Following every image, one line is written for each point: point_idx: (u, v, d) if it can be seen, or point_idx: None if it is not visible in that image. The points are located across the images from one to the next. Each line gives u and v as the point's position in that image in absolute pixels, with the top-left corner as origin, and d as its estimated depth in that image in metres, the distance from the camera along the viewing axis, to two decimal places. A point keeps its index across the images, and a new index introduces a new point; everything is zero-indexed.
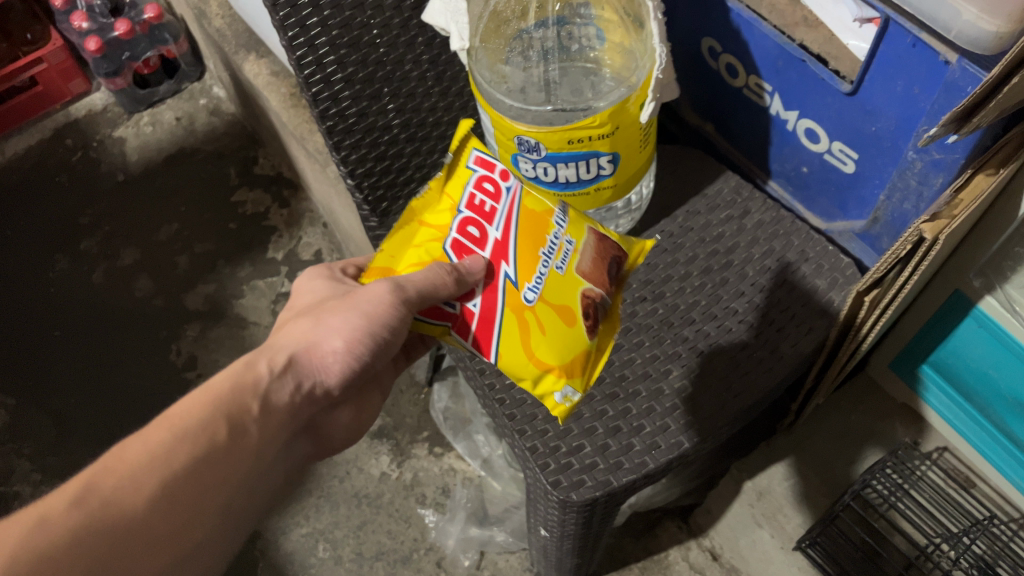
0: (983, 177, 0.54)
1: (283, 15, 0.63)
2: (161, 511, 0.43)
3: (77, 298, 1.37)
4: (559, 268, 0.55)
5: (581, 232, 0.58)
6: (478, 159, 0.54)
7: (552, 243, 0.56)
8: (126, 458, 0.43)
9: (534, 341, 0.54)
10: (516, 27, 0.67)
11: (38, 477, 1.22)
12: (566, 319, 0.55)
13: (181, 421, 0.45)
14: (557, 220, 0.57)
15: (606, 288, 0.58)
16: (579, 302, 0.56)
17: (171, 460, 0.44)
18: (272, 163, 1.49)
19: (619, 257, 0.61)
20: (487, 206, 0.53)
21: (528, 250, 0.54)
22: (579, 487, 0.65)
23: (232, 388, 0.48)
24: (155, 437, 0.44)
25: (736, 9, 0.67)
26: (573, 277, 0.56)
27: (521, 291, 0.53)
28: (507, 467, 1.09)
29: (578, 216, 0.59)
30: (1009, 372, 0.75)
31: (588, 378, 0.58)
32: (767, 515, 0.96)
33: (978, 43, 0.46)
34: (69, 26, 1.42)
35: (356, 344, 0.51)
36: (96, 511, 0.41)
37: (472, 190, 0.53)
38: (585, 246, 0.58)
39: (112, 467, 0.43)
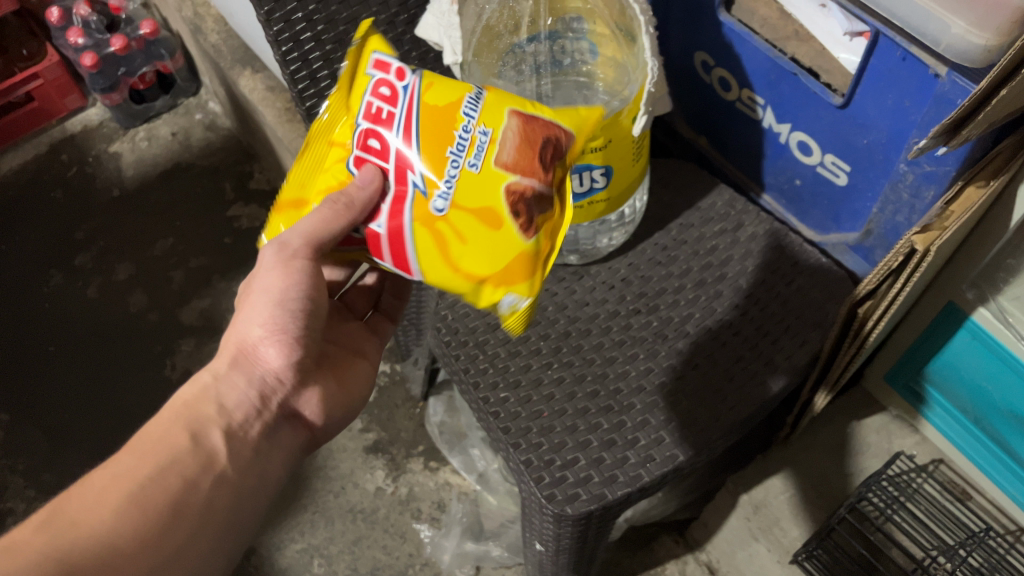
0: (974, 189, 0.54)
1: (276, 30, 0.63)
2: (132, 519, 0.46)
3: (71, 313, 1.37)
4: (473, 165, 0.51)
5: (499, 120, 0.52)
6: (376, 63, 0.52)
7: (461, 138, 0.51)
8: (89, 481, 0.47)
9: (457, 251, 0.51)
10: (508, 41, 0.67)
11: (31, 493, 1.21)
12: (491, 221, 0.51)
13: (142, 442, 0.49)
14: (465, 112, 0.52)
15: (539, 176, 0.52)
16: (504, 201, 0.51)
17: (135, 473, 0.47)
18: (267, 177, 1.49)
19: (553, 136, 0.54)
20: (384, 112, 0.51)
21: (433, 150, 0.50)
22: (575, 501, 0.65)
23: (188, 403, 0.53)
24: (116, 459, 0.48)
25: (728, 23, 0.67)
26: (494, 172, 0.51)
27: (430, 200, 0.50)
28: (503, 482, 1.09)
29: (496, 103, 0.53)
30: (1003, 385, 0.75)
31: (534, 280, 0.54)
32: (763, 529, 0.95)
33: (967, 56, 0.46)
34: (65, 42, 1.43)
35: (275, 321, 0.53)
36: (63, 527, 0.44)
37: (369, 98, 0.51)
38: (505, 134, 0.52)
39: (77, 491, 0.46)
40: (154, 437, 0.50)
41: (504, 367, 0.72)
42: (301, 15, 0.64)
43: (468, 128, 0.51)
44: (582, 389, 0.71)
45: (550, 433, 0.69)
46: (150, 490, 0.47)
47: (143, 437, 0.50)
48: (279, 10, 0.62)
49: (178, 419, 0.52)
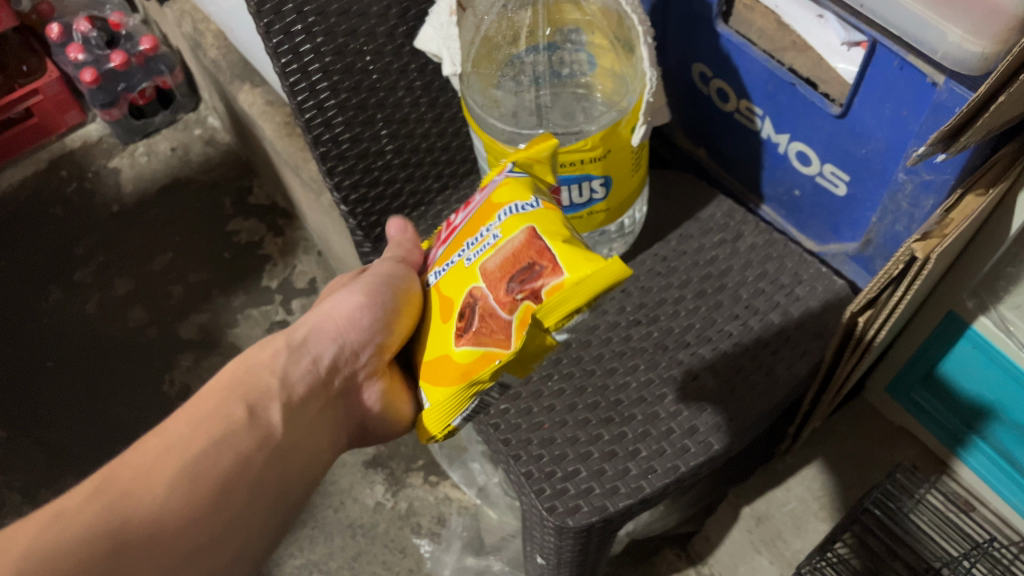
0: (973, 197, 0.54)
1: (276, 42, 0.64)
2: (182, 493, 0.46)
3: (70, 328, 1.37)
4: (466, 260, 0.52)
5: (514, 231, 0.49)
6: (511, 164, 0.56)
7: (481, 234, 0.52)
8: (142, 451, 0.47)
9: (433, 323, 0.55)
10: (507, 52, 0.67)
11: (28, 509, 1.20)
12: (448, 311, 0.52)
13: (196, 412, 0.50)
14: (499, 214, 0.51)
15: (493, 297, 0.48)
16: (463, 300, 0.51)
17: (187, 447, 0.47)
18: (267, 193, 1.49)
19: (541, 267, 0.48)
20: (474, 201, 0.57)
21: (465, 234, 0.54)
22: (575, 513, 0.65)
23: (245, 375, 0.53)
24: (170, 429, 0.48)
25: (727, 34, 0.67)
26: (472, 272, 0.51)
27: (441, 268, 0.56)
28: (504, 497, 1.05)
29: (531, 214, 0.50)
30: (1004, 395, 0.75)
31: (451, 392, 0.50)
32: (766, 541, 0.94)
33: (965, 64, 0.46)
34: (65, 58, 1.43)
35: (375, 293, 0.56)
36: (115, 499, 0.44)
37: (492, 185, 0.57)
38: (506, 245, 0.49)
39: (128, 462, 0.46)
40: (210, 408, 0.50)
41: None
42: (300, 26, 0.65)
43: (492, 227, 0.51)
44: (583, 400, 0.70)
45: (550, 445, 0.68)
46: (202, 462, 0.47)
47: (199, 408, 0.50)
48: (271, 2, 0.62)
49: (236, 395, 0.52)
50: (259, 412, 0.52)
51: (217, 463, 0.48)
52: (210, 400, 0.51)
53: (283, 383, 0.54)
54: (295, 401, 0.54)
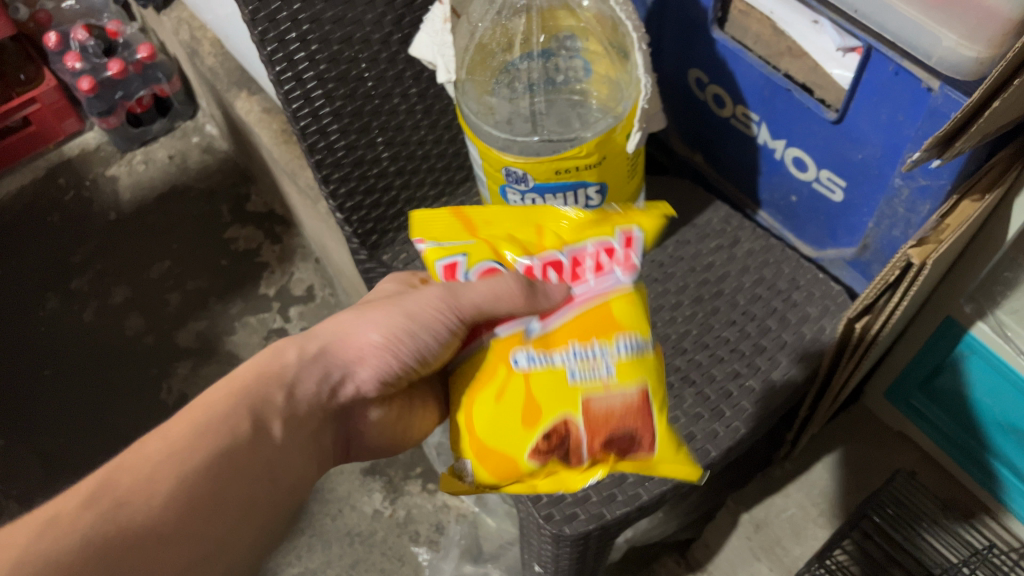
0: (969, 203, 0.54)
1: (270, 50, 0.64)
2: (176, 510, 0.43)
3: (67, 336, 1.37)
4: (567, 372, 0.49)
5: (633, 382, 0.49)
6: (625, 233, 0.54)
7: (592, 351, 0.49)
8: (144, 453, 0.44)
9: (492, 402, 0.51)
10: (502, 59, 0.68)
11: (24, 518, 1.20)
12: (527, 416, 0.49)
13: (203, 418, 0.46)
14: (619, 343, 0.49)
15: (587, 445, 0.48)
16: (552, 420, 0.48)
17: (187, 459, 0.44)
18: (264, 200, 1.49)
19: (636, 433, 0.48)
20: (581, 270, 0.53)
21: (569, 333, 0.51)
22: (573, 521, 0.64)
23: (257, 382, 0.49)
24: (174, 432, 0.45)
25: (721, 41, 0.68)
26: (571, 395, 0.49)
27: (522, 348, 0.51)
28: (501, 504, 1.07)
29: (646, 365, 0.49)
30: (1001, 399, 0.74)
31: (495, 482, 0.51)
32: (765, 548, 0.94)
33: (959, 68, 0.46)
34: (62, 66, 1.43)
35: (393, 335, 0.52)
36: (110, 507, 0.41)
37: (591, 246, 0.54)
38: (619, 392, 0.48)
39: (129, 465, 0.43)
40: (220, 419, 0.47)
41: None
42: (294, 34, 0.64)
43: (605, 352, 0.49)
44: None
45: None
46: (200, 479, 0.44)
47: (209, 414, 0.46)
48: (263, 9, 0.61)
49: (247, 407, 0.48)
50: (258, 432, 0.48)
51: (219, 486, 0.45)
52: (220, 405, 0.47)
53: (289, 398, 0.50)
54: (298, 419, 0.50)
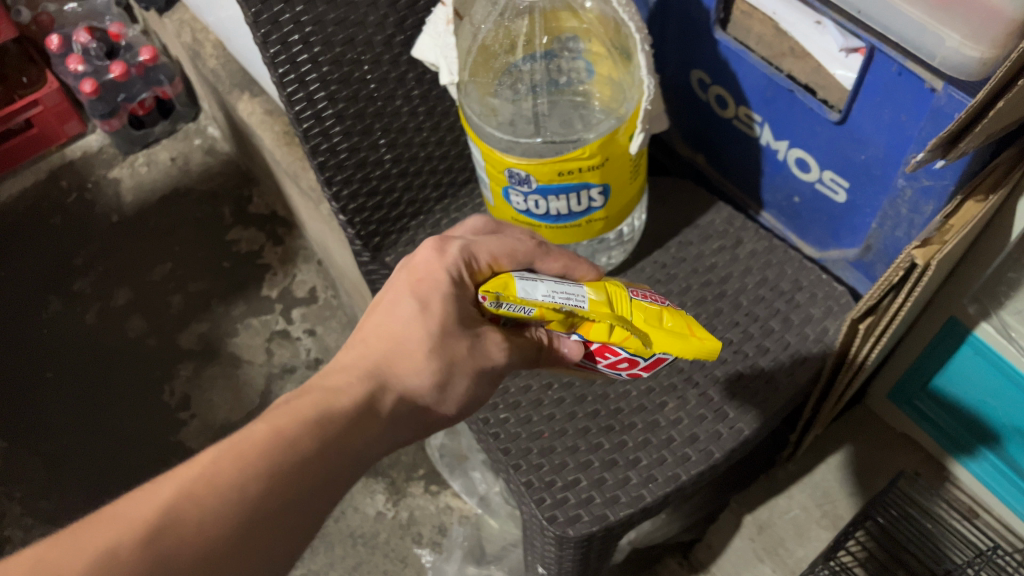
0: (973, 203, 0.54)
1: (273, 52, 0.64)
2: (236, 555, 0.40)
3: (69, 338, 1.37)
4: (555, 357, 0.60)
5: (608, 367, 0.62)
6: (654, 358, 0.55)
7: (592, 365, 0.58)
8: (218, 484, 0.40)
9: None
10: (505, 60, 0.67)
11: (28, 520, 1.20)
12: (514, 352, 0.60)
13: (281, 459, 0.42)
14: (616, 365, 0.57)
15: None
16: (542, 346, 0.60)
17: (260, 501, 0.41)
18: (266, 202, 1.49)
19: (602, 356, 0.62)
20: (607, 360, 0.56)
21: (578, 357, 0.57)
22: (576, 523, 0.64)
23: (345, 432, 0.46)
24: (253, 466, 0.42)
25: (725, 41, 0.67)
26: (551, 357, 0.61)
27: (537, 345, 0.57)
28: (505, 504, 1.06)
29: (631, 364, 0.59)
30: (1006, 400, 0.74)
31: None
32: (768, 549, 0.94)
33: (962, 69, 0.46)
34: (64, 69, 1.44)
35: (464, 399, 0.52)
36: (173, 545, 0.38)
37: (622, 357, 0.55)
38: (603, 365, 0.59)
39: (200, 496, 0.40)
40: (308, 465, 0.43)
41: (504, 388, 0.72)
42: (297, 36, 0.64)
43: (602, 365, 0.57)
44: (583, 409, 0.70)
45: (550, 454, 0.68)
46: (273, 526, 0.41)
47: (295, 455, 0.43)
48: (267, 11, 0.62)
49: (337, 464, 0.45)
50: (334, 479, 0.44)
51: (291, 534, 0.42)
52: (309, 450, 0.44)
53: (367, 444, 0.47)
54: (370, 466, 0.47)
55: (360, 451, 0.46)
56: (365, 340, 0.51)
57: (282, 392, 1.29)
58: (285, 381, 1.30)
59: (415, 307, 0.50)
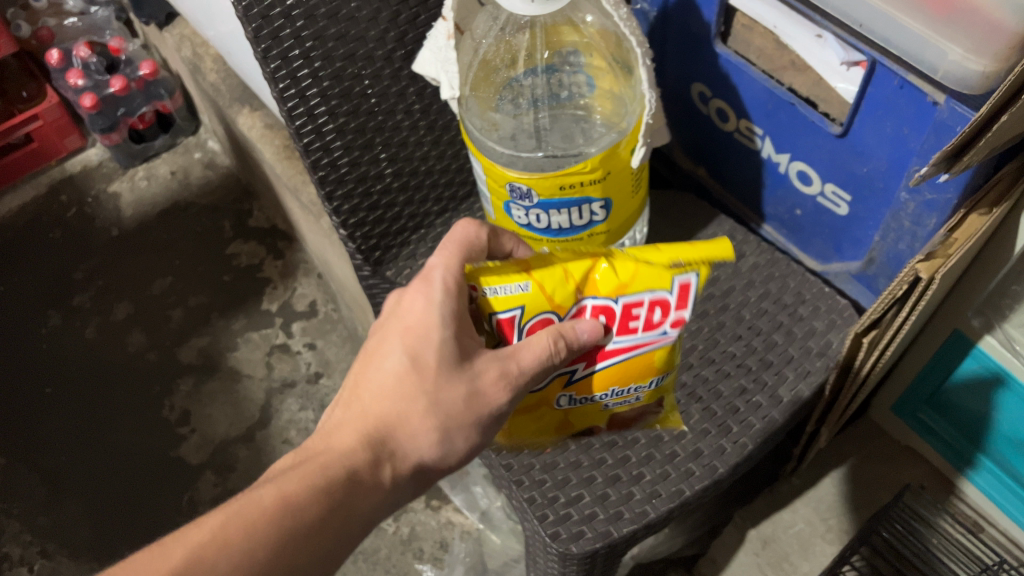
0: (977, 217, 0.53)
1: (273, 67, 0.64)
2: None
3: (69, 354, 1.36)
4: (604, 403, 0.60)
5: (665, 369, 0.58)
6: (679, 284, 0.54)
7: (626, 390, 0.59)
8: (229, 549, 0.44)
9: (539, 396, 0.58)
10: (505, 75, 0.68)
11: (27, 537, 1.19)
12: (559, 424, 0.63)
13: (287, 517, 0.46)
14: (649, 380, 0.58)
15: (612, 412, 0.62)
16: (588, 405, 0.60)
17: (270, 564, 0.45)
18: (266, 215, 1.49)
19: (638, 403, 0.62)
20: (633, 320, 0.54)
21: (611, 375, 0.57)
22: (579, 539, 0.64)
23: (347, 492, 0.49)
24: (260, 531, 0.45)
25: (725, 54, 0.67)
26: (602, 413, 0.62)
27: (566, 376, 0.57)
28: (506, 519, 1.08)
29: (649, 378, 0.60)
30: (1013, 413, 0.73)
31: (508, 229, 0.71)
32: (772, 564, 0.94)
33: (965, 83, 0.46)
34: (64, 83, 1.44)
35: (461, 457, 0.53)
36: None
37: (644, 303, 0.54)
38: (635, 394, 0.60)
39: (211, 557, 0.44)
40: (309, 527, 0.47)
41: None
42: (298, 52, 0.64)
43: (638, 386, 0.59)
44: None
45: (553, 470, 0.68)
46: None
47: (298, 521, 0.47)
48: (266, 26, 0.61)
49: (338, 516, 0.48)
50: (339, 542, 0.48)
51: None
52: (310, 515, 0.47)
53: (369, 510, 0.50)
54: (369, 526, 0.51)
55: (362, 516, 0.50)
56: (359, 398, 0.53)
57: (282, 406, 1.29)
58: (285, 396, 1.30)
59: (405, 361, 0.51)
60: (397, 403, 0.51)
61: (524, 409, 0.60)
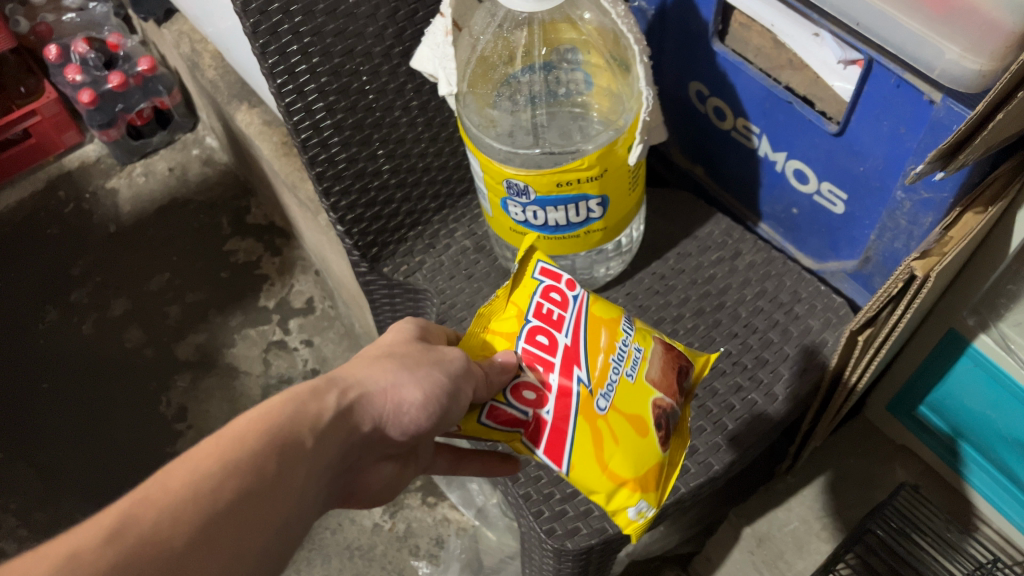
0: (972, 215, 0.54)
1: (271, 62, 0.64)
2: (203, 551, 0.38)
3: (67, 350, 1.36)
4: (628, 376, 0.54)
5: (618, 315, 0.58)
6: (543, 271, 0.56)
7: (621, 350, 0.55)
8: (172, 487, 0.38)
9: (610, 448, 0.53)
10: (503, 72, 0.68)
11: (23, 533, 1.19)
12: (638, 429, 0.54)
13: (234, 453, 0.41)
14: (625, 328, 0.57)
15: (675, 396, 0.57)
16: (651, 413, 0.55)
17: (216, 496, 0.39)
18: (264, 213, 1.49)
19: (680, 370, 0.59)
20: (554, 315, 0.54)
21: (599, 356, 0.54)
22: (574, 535, 0.64)
23: (290, 419, 0.43)
24: (203, 465, 0.40)
25: (722, 53, 0.68)
26: (642, 386, 0.55)
27: (594, 398, 0.53)
28: (502, 517, 1.06)
29: (644, 329, 0.59)
30: (1006, 413, 0.73)
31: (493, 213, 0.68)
32: (767, 562, 0.94)
33: (962, 81, 0.46)
34: (63, 79, 1.44)
35: (436, 397, 0.49)
36: (134, 547, 0.36)
37: (539, 299, 0.55)
38: (653, 355, 0.57)
39: (155, 498, 0.38)
40: (250, 458, 0.41)
41: None
42: (296, 47, 0.64)
43: (625, 342, 0.56)
44: None
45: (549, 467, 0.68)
46: (231, 526, 0.39)
47: (239, 451, 0.41)
48: (265, 22, 0.62)
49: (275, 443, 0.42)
50: (289, 473, 0.42)
51: (251, 529, 0.40)
52: (250, 446, 0.41)
53: (319, 442, 0.44)
54: (330, 464, 0.45)
55: (313, 448, 0.44)
56: None
57: None
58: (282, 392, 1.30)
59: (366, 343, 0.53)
60: (354, 361, 0.50)
61: (596, 452, 0.52)
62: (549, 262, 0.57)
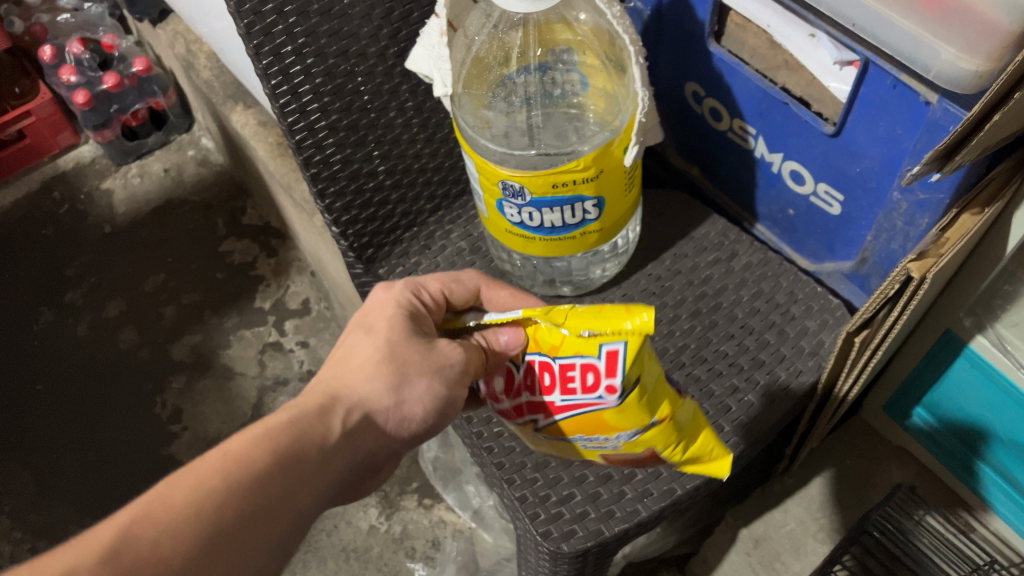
0: (969, 216, 0.53)
1: (265, 63, 0.63)
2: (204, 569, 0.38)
3: (61, 351, 1.36)
4: (581, 444, 0.55)
5: (630, 429, 0.51)
6: (605, 355, 0.48)
7: (597, 437, 0.53)
8: (173, 505, 0.39)
9: (532, 436, 0.58)
10: (498, 73, 0.67)
11: (17, 536, 1.19)
12: (568, 450, 0.58)
13: (238, 470, 0.41)
14: (619, 436, 0.52)
15: (626, 465, 0.57)
16: (591, 457, 0.57)
17: (218, 515, 0.40)
18: (259, 213, 1.49)
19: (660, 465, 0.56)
20: (571, 381, 0.50)
21: (569, 424, 0.53)
22: (570, 538, 0.64)
23: (295, 439, 0.44)
24: (207, 483, 0.40)
25: (719, 54, 0.67)
26: (593, 451, 0.55)
27: (536, 425, 0.55)
28: (498, 518, 1.05)
29: (659, 443, 0.53)
30: (1002, 414, 0.73)
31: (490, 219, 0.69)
32: (764, 563, 0.94)
33: (959, 82, 0.46)
34: (57, 79, 1.43)
35: (435, 409, 0.50)
36: (130, 566, 0.36)
37: (577, 363, 0.49)
38: (633, 454, 0.54)
39: (155, 515, 0.38)
40: (255, 476, 0.42)
41: None
42: (290, 48, 0.64)
43: (611, 437, 0.53)
44: None
45: (545, 468, 0.68)
46: (233, 545, 0.40)
47: (244, 470, 0.41)
48: (259, 22, 0.61)
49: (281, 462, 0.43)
50: (290, 488, 0.43)
51: (254, 547, 0.40)
52: (257, 464, 0.42)
53: (325, 460, 0.45)
54: (335, 482, 0.46)
55: (318, 465, 0.45)
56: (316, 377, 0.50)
57: (274, 403, 1.28)
58: (277, 394, 1.29)
59: (363, 334, 0.52)
60: (355, 366, 0.50)
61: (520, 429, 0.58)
62: (627, 355, 0.47)
